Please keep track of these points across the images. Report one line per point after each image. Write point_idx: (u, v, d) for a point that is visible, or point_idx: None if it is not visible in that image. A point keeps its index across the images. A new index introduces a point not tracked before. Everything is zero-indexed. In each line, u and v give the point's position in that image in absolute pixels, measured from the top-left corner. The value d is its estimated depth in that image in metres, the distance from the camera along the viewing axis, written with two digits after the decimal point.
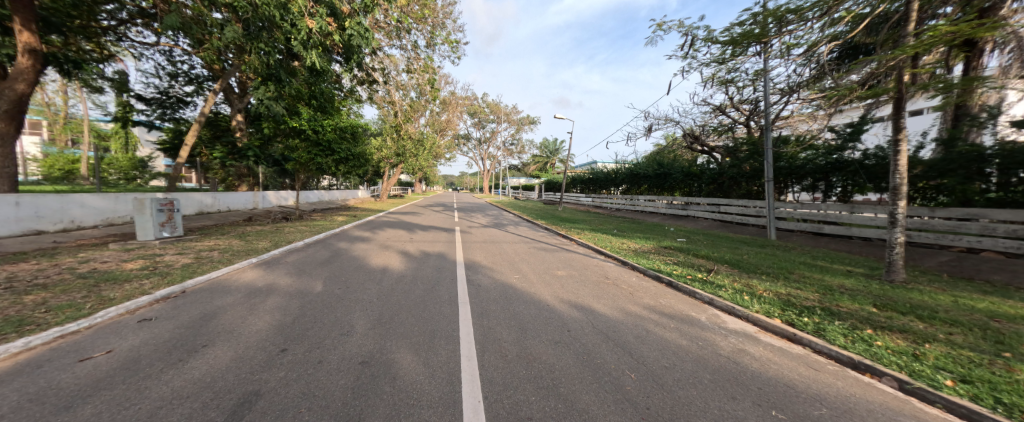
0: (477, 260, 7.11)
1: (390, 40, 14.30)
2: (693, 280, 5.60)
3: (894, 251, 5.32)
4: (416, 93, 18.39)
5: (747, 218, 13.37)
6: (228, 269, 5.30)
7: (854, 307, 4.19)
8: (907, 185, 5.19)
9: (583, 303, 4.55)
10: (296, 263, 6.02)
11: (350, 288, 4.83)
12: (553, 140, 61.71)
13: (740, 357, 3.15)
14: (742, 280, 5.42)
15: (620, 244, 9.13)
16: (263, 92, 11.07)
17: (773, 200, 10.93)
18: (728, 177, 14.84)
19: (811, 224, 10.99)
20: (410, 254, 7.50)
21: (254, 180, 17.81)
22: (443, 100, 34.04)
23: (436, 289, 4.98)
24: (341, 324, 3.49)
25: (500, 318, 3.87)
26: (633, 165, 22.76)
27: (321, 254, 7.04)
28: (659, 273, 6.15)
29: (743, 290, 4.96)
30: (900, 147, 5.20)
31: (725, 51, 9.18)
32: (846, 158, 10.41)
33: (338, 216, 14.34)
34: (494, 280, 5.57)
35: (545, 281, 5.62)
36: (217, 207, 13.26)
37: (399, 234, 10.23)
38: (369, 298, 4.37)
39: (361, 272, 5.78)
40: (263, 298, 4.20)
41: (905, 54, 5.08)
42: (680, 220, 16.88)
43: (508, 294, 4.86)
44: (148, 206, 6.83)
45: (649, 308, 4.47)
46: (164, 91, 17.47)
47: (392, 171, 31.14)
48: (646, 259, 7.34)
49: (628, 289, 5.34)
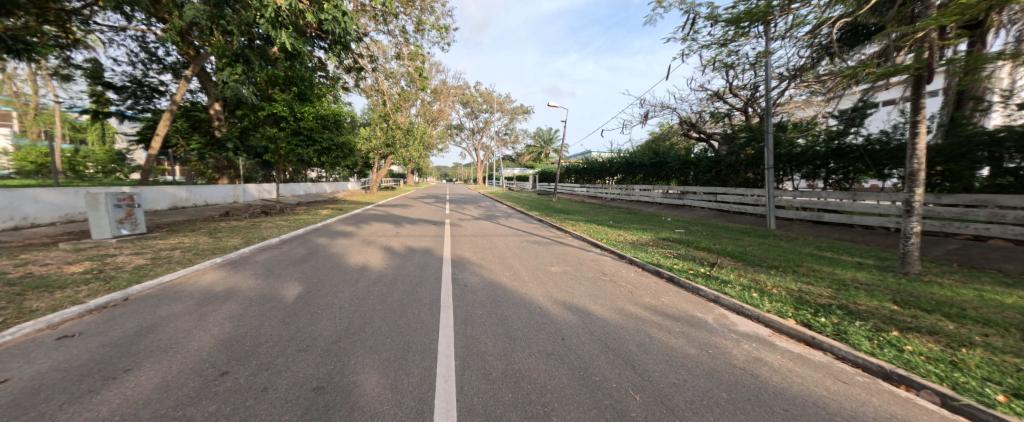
0: (465, 255, 6.66)
1: (376, 25, 13.65)
2: (696, 275, 5.23)
3: (909, 241, 4.98)
4: (406, 82, 17.75)
5: (745, 207, 13.07)
6: (185, 271, 4.78)
7: (873, 305, 3.83)
8: (925, 171, 4.82)
9: (579, 305, 4.13)
10: (266, 263, 5.50)
11: (321, 290, 4.36)
12: (547, 130, 61.14)
13: (757, 368, 2.76)
14: (748, 274, 5.04)
15: (616, 236, 8.75)
16: (230, 75, 10.27)
17: (774, 188, 10.57)
18: (725, 165, 14.50)
19: (810, 212, 10.70)
20: (394, 250, 7.02)
21: (235, 172, 17.09)
22: (434, 89, 33.38)
23: (418, 290, 4.54)
24: (301, 337, 3.02)
25: (485, 325, 3.44)
26: (628, 154, 22.38)
27: (296, 251, 6.51)
28: (658, 267, 5.78)
29: (750, 287, 4.58)
30: (919, 129, 4.82)
31: (727, 32, 8.71)
32: (847, 144, 10.03)
33: (322, 210, 13.72)
34: (482, 279, 5.11)
35: (537, 279, 5.18)
36: (193, 201, 12.59)
37: (385, 229, 9.72)
38: (341, 302, 3.94)
39: (338, 271, 5.31)
40: (219, 305, 3.71)
41: (935, 23, 4.53)
42: (676, 209, 16.57)
43: (497, 294, 4.43)
44: (102, 202, 6.24)
45: (649, 308, 4.08)
46: (138, 80, 16.59)
47: (383, 161, 30.40)
48: (645, 252, 6.96)
49: (627, 287, 4.94)
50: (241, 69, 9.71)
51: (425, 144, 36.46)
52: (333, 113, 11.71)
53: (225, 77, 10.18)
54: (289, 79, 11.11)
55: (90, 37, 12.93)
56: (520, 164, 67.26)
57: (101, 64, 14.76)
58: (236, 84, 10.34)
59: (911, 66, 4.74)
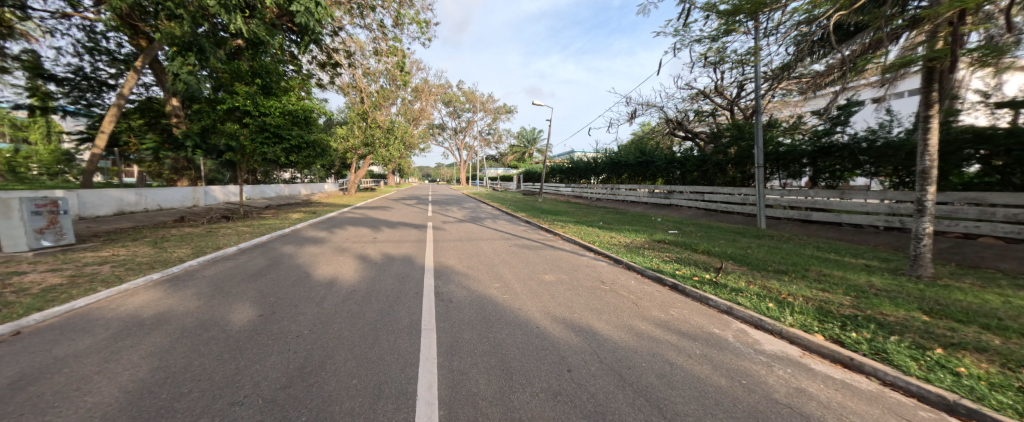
0: (449, 264, 6.03)
1: (351, 19, 12.83)
2: (701, 282, 4.82)
3: (921, 243, 4.73)
4: (385, 79, 16.96)
5: (733, 206, 12.98)
6: (110, 292, 3.96)
7: (902, 315, 3.48)
8: (938, 168, 4.56)
9: (581, 322, 3.61)
10: (215, 278, 4.72)
11: (278, 310, 3.67)
12: (531, 130, 60.85)
13: (805, 405, 2.29)
14: (757, 281, 4.66)
15: (609, 239, 8.34)
16: (181, 66, 9.12)
17: (763, 187, 10.40)
18: (712, 164, 14.36)
19: (799, 211, 10.60)
20: (370, 259, 6.31)
21: (196, 173, 15.76)
22: (415, 87, 32.54)
23: (394, 308, 3.91)
24: (239, 382, 2.35)
25: (476, 355, 2.86)
26: (614, 153, 22.17)
27: (255, 262, 5.71)
28: (660, 274, 5.35)
29: (763, 295, 4.17)
30: (931, 124, 4.58)
31: (721, 26, 8.41)
32: (835, 143, 9.87)
33: (293, 213, 12.71)
34: (469, 293, 4.51)
35: (531, 290, 4.64)
36: (144, 205, 11.37)
37: (361, 234, 8.94)
38: (299, 327, 3.28)
39: (303, 285, 4.61)
40: (139, 338, 2.97)
41: (959, 8, 4.12)
42: (664, 209, 16.44)
43: (487, 312, 3.85)
44: (16, 209, 5.27)
45: (658, 324, 3.60)
46: (84, 73, 15.08)
47: (361, 161, 29.16)
48: (642, 257, 6.53)
49: (630, 298, 4.46)
50: (193, 59, 8.69)
51: (407, 144, 35.46)
52: (302, 108, 10.80)
53: (175, 67, 9.01)
54: (252, 71, 10.17)
55: (28, 25, 11.67)
56: (504, 164, 66.83)
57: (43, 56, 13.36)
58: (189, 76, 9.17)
59: (925, 58, 4.43)
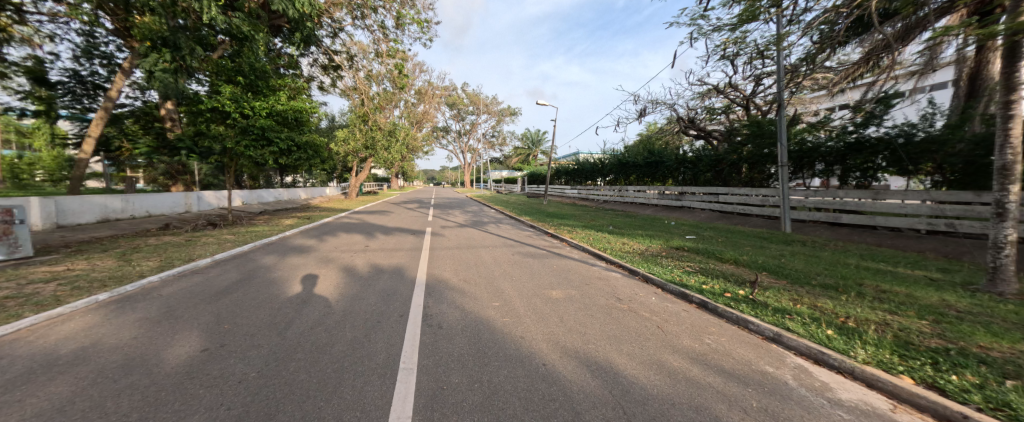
0: (444, 277, 5.34)
1: (351, 20, 12.34)
2: (736, 300, 4.10)
3: (1001, 253, 3.97)
4: (388, 82, 16.46)
5: (750, 208, 12.18)
6: (37, 319, 3.35)
7: (1010, 349, 2.72)
8: (1022, 164, 3.81)
9: (599, 357, 2.89)
10: (173, 298, 4.10)
11: (228, 343, 3.02)
12: (535, 132, 60.18)
13: None
14: (803, 299, 3.92)
15: (621, 246, 7.63)
16: (157, 63, 8.45)
17: (787, 187, 9.58)
18: (727, 164, 13.56)
19: (826, 213, 9.75)
20: (356, 270, 5.68)
21: (191, 177, 15.35)
22: (418, 90, 32.25)
23: (371, 336, 3.21)
24: None
25: (462, 410, 2.17)
26: (622, 154, 21.43)
27: (227, 276, 5.11)
28: (684, 289, 4.63)
29: (817, 319, 3.43)
30: (1014, 111, 3.83)
31: (742, 13, 7.66)
32: (866, 138, 9.00)
33: (286, 219, 12.18)
34: (463, 315, 3.81)
35: (537, 312, 3.93)
36: (131, 212, 10.91)
37: (353, 241, 8.34)
38: (246, 369, 2.61)
39: (269, 307, 3.95)
40: (34, 388, 2.32)
41: None
42: (675, 211, 15.64)
43: (482, 342, 3.15)
44: None
45: (694, 357, 2.89)
46: (78, 76, 14.35)
47: (362, 164, 28.67)
48: (660, 267, 5.80)
49: (653, 320, 3.74)
50: (170, 57, 8.09)
51: (410, 147, 35.09)
52: (292, 109, 10.22)
53: (150, 64, 8.31)
54: (237, 69, 9.71)
55: (25, 30, 11.29)
56: (508, 167, 66.14)
57: (42, 60, 13.00)
58: (169, 75, 8.45)
59: (1004, 30, 3.65)
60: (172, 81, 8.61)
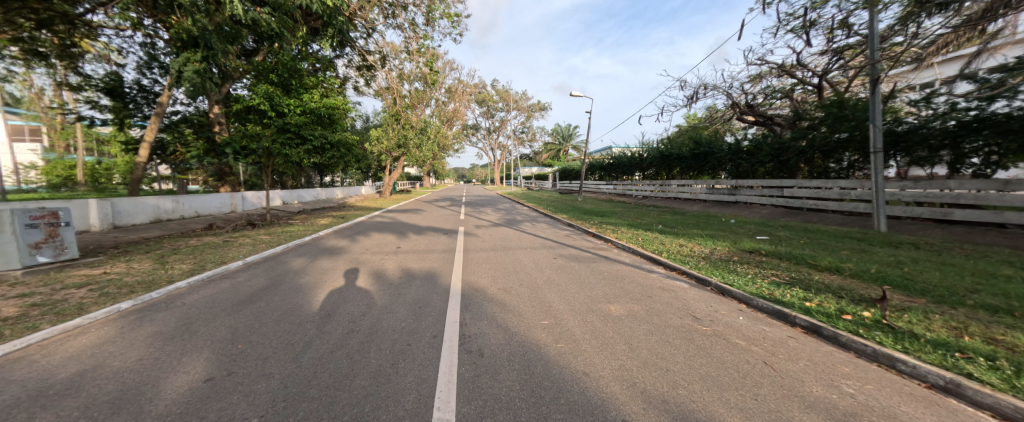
0: (482, 286, 4.73)
1: (383, 18, 12.07)
2: (865, 325, 3.11)
3: None
4: (420, 82, 16.19)
5: (823, 203, 10.63)
6: (52, 331, 3.08)
7: None
8: None
9: (696, 414, 2.08)
10: (196, 308, 3.79)
11: (236, 371, 2.55)
12: (566, 127, 58.59)
13: None
14: (971, 329, 2.86)
15: (679, 248, 6.66)
16: (186, 63, 8.55)
17: (881, 178, 8.09)
18: (793, 153, 11.93)
19: (932, 208, 8.10)
20: (387, 276, 5.22)
21: (237, 178, 15.99)
22: (448, 88, 32.16)
23: (400, 366, 2.62)
24: None
25: None
26: (664, 146, 19.93)
27: (255, 282, 4.80)
28: (782, 307, 3.67)
29: (1014, 363, 2.39)
30: None
31: None
32: (989, 115, 7.31)
33: (322, 218, 12.22)
34: (510, 338, 3.14)
35: (598, 336, 3.18)
36: (181, 212, 11.36)
37: (385, 241, 7.99)
38: (247, 412, 2.09)
39: (290, 321, 3.51)
40: None
41: None
42: (729, 207, 14.18)
43: (536, 380, 2.46)
44: (9, 222, 4.70)
45: (842, 418, 2.02)
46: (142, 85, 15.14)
47: (396, 163, 28.97)
48: (737, 275, 4.84)
49: (755, 352, 2.86)
50: (201, 57, 8.02)
51: (442, 145, 35.16)
52: (325, 106, 10.17)
53: (179, 64, 8.58)
54: (271, 69, 9.66)
55: (100, 45, 12.08)
56: (538, 163, 65.20)
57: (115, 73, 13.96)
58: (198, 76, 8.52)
59: None
60: (200, 81, 8.83)
